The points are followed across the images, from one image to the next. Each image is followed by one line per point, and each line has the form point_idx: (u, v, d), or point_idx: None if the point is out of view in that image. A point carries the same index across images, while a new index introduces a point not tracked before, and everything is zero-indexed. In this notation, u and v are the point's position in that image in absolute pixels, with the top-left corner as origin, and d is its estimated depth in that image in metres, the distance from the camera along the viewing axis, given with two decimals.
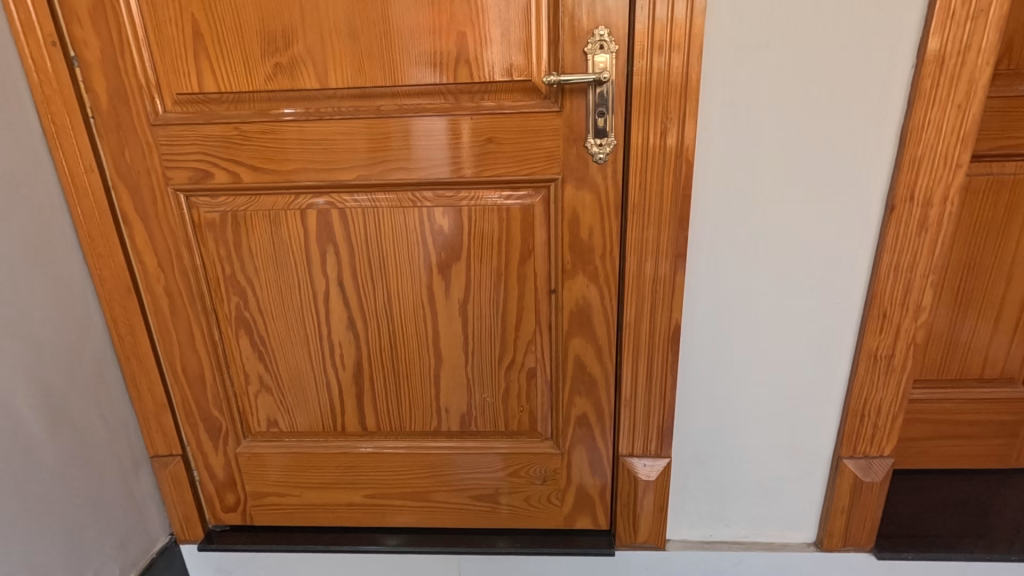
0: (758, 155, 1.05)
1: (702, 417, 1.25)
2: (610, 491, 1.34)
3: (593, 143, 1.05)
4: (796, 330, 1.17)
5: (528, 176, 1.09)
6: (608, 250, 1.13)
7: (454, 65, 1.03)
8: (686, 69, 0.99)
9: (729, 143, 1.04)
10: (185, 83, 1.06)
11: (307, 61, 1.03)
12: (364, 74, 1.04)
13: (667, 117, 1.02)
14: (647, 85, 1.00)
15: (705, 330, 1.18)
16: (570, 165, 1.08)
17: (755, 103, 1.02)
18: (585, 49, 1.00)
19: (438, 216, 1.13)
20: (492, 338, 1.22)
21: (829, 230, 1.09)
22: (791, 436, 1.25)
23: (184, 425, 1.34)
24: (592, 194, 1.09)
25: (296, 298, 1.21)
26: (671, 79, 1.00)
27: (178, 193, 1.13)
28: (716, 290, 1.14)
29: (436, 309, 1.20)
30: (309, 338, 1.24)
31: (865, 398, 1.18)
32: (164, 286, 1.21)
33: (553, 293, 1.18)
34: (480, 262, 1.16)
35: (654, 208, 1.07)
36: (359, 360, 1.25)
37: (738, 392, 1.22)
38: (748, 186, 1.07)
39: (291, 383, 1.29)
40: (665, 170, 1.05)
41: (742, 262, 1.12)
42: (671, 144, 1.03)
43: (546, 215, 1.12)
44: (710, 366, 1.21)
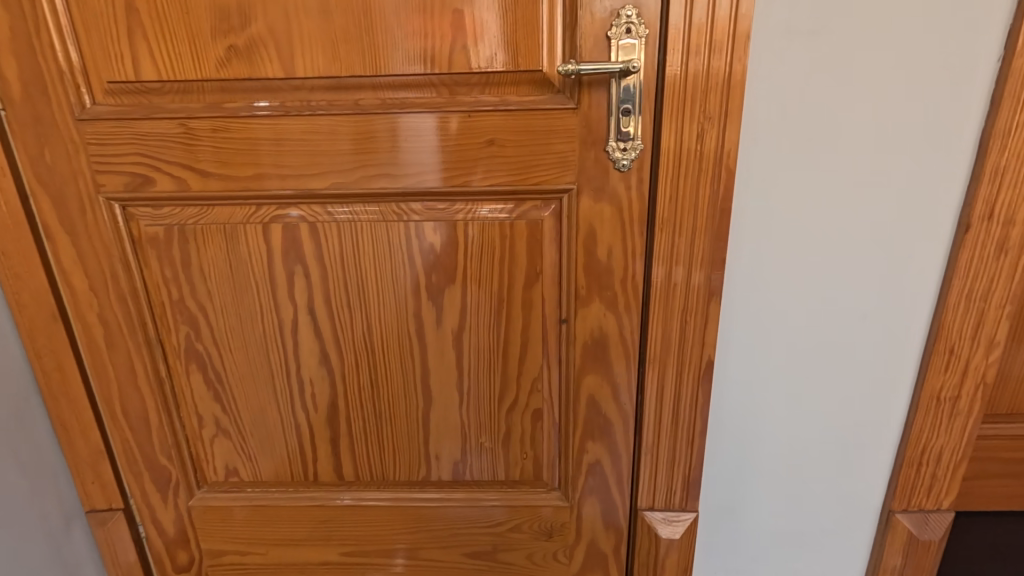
0: (812, 162, 0.89)
1: (734, 464, 1.08)
2: (625, 547, 1.16)
3: (614, 147, 0.88)
4: (846, 366, 1.00)
5: (537, 185, 0.91)
6: (630, 273, 0.95)
7: (448, 51, 0.85)
8: (730, 59, 0.82)
9: (777, 147, 0.88)
10: (118, 69, 0.87)
11: (268, 43, 0.85)
12: (338, 61, 0.86)
13: (706, 117, 0.85)
14: (683, 78, 0.83)
15: (740, 364, 1.01)
16: (587, 173, 0.90)
17: (811, 101, 0.86)
18: (609, 33, 0.83)
19: (428, 232, 0.95)
20: (491, 375, 1.03)
21: (890, 251, 0.93)
22: (836, 486, 1.08)
23: (126, 475, 1.13)
24: (612, 207, 0.91)
25: (257, 327, 1.02)
26: (712, 71, 0.82)
27: (112, 202, 0.94)
28: (756, 319, 0.98)
29: (425, 341, 1.01)
30: (273, 374, 1.05)
31: (924, 444, 1.02)
32: (98, 312, 1.01)
33: (564, 322, 0.99)
34: (478, 286, 0.97)
35: (687, 226, 0.90)
36: (334, 399, 1.06)
37: (776, 436, 1.06)
38: (798, 200, 0.91)
39: (252, 426, 1.09)
40: (701, 180, 0.88)
41: (787, 287, 0.96)
42: (710, 150, 0.86)
43: (557, 232, 0.94)
44: (744, 407, 1.04)
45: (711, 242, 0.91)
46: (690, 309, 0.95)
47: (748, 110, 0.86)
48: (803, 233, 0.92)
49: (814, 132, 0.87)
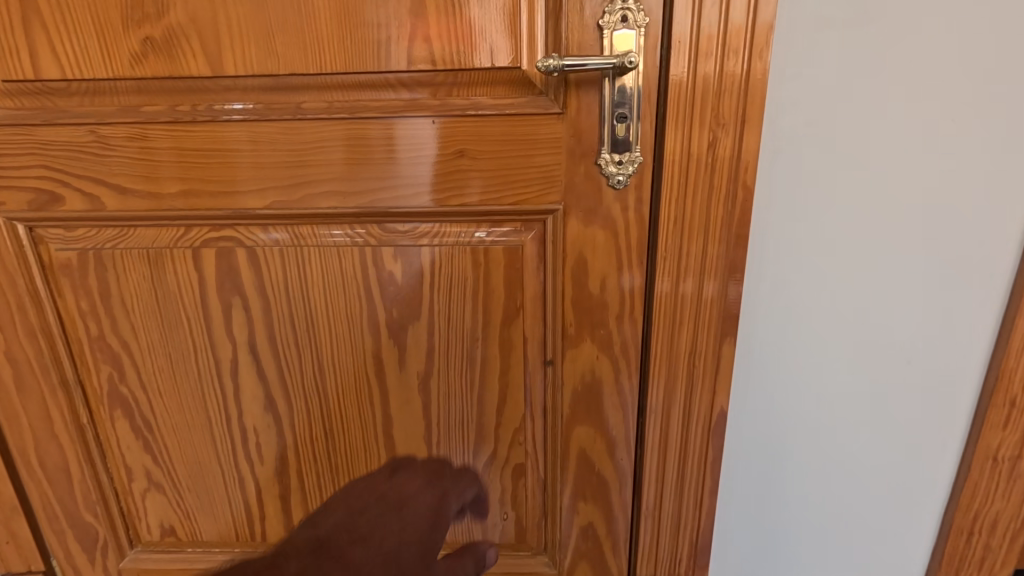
0: (843, 178, 0.75)
1: (749, 526, 0.92)
2: None
3: (608, 160, 0.72)
4: (882, 418, 0.85)
5: (515, 206, 0.76)
6: (627, 309, 0.80)
7: (406, 43, 0.70)
8: (750, 52, 0.67)
9: (801, 161, 0.75)
10: (13, 66, 0.72)
11: (190, 35, 0.70)
12: (273, 55, 0.71)
13: (719, 123, 0.69)
14: (691, 76, 0.68)
15: (758, 412, 0.87)
16: (575, 191, 0.74)
17: (841, 106, 0.73)
18: (601, 21, 0.68)
19: (387, 259, 0.80)
20: (465, 424, 0.88)
21: (937, 284, 0.78)
22: (869, 554, 0.92)
23: (46, 532, 0.98)
24: (605, 232, 0.76)
25: (191, 368, 0.87)
26: (727, 68, 0.67)
27: (16, 222, 0.80)
28: (774, 361, 0.84)
29: (386, 386, 0.87)
30: (211, 421, 0.90)
31: (976, 511, 0.85)
32: (6, 350, 0.86)
33: (550, 365, 0.84)
34: (448, 323, 0.82)
35: (694, 253, 0.75)
36: (282, 450, 0.91)
37: (798, 496, 0.90)
38: (826, 222, 0.77)
39: (189, 480, 0.94)
40: (713, 200, 0.73)
41: (812, 325, 0.82)
42: (724, 164, 0.71)
43: (540, 260, 0.79)
44: (760, 461, 0.89)
45: (724, 272, 0.76)
46: (699, 351, 0.80)
47: (768, 118, 0.73)
48: (831, 262, 0.79)
49: (846, 143, 0.74)
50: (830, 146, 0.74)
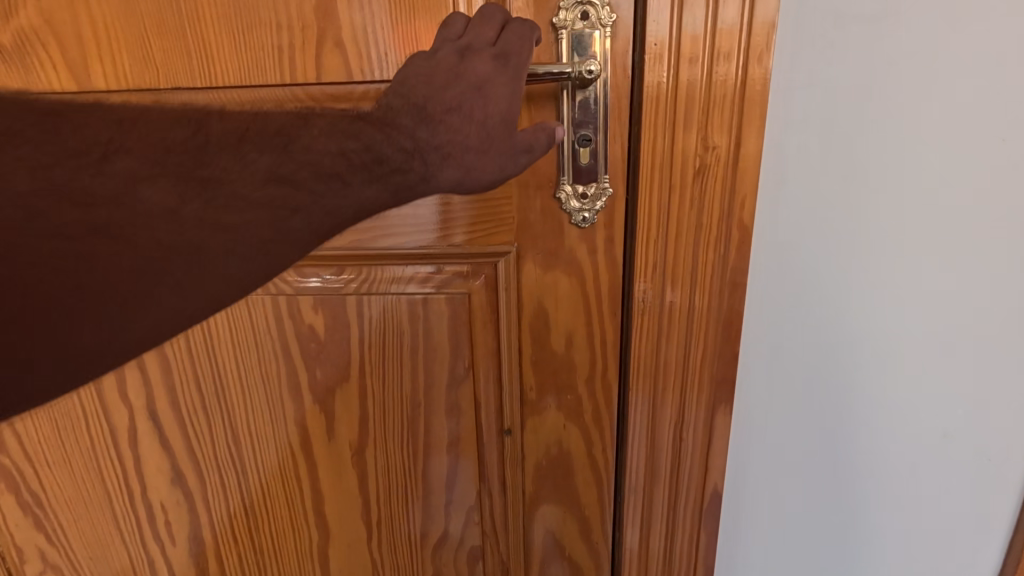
0: (864, 216, 0.58)
1: None
2: None
3: (569, 192, 0.58)
4: (909, 509, 0.68)
5: (459, 246, 0.62)
6: (600, 370, 0.66)
7: (314, 49, 0.55)
8: (745, 54, 0.51)
9: (810, 193, 0.58)
10: None
11: (50, 41, 0.57)
12: (150, 65, 0.57)
13: (709, 145, 0.54)
14: (671, 86, 0.53)
15: (758, 491, 0.71)
16: (531, 229, 0.61)
17: (864, 123, 0.55)
18: (556, 19, 0.53)
19: (307, 310, 0.66)
20: (408, 502, 0.74)
21: (986, 353, 0.60)
22: None
23: None
24: (569, 278, 0.62)
25: (82, 437, 0.73)
26: (718, 75, 0.52)
27: None
28: (775, 436, 0.68)
29: (313, 457, 0.72)
30: (110, 497, 0.76)
31: None
32: None
33: (508, 435, 0.70)
34: (383, 385, 0.68)
35: (680, 307, 0.60)
36: (197, 529, 0.78)
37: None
38: (841, 270, 0.60)
39: (92, 563, 0.80)
40: (703, 242, 0.57)
41: (822, 394, 0.65)
42: (716, 197, 0.55)
43: (491, 312, 0.64)
44: (760, 548, 0.73)
45: (717, 330, 0.61)
46: (688, 423, 0.65)
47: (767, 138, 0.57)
48: (846, 320, 0.62)
49: (869, 171, 0.56)
50: (848, 174, 0.57)
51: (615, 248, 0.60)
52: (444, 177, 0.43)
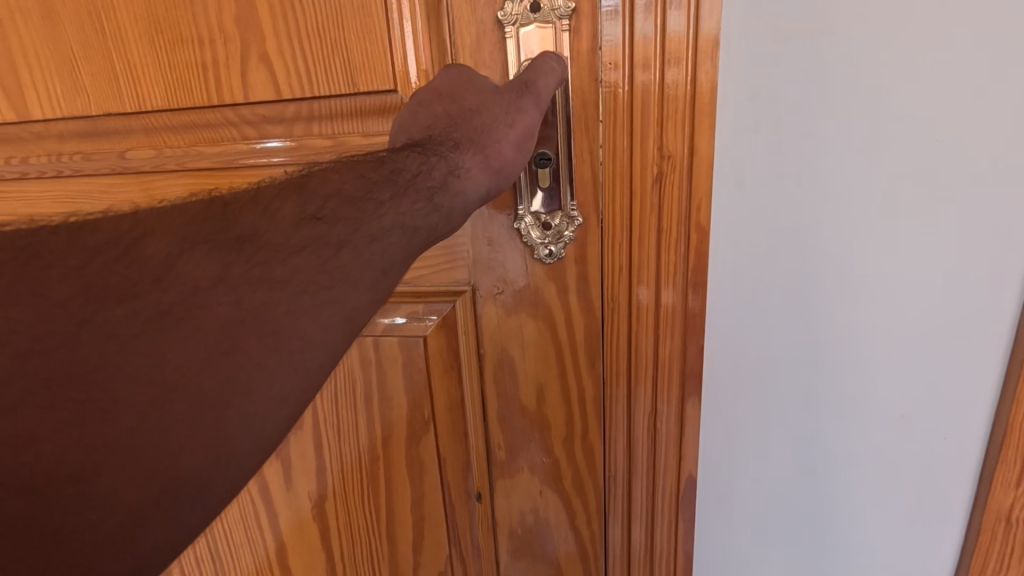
0: (814, 179, 0.46)
1: None
2: None
3: (527, 221, 0.48)
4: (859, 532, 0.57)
5: (409, 284, 0.54)
6: (580, 431, 0.55)
7: (240, 64, 0.49)
8: (695, 51, 0.42)
9: (754, 158, 0.46)
10: None
11: None
12: (83, 92, 0.53)
13: (664, 153, 0.44)
14: (625, 89, 0.43)
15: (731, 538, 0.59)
16: (489, 264, 0.51)
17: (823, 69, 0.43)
18: (500, 14, 0.44)
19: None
20: (374, 558, 0.67)
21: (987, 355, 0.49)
22: None
23: None
24: (537, 323, 0.52)
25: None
26: (668, 76, 0.42)
27: None
28: (745, 474, 0.56)
29: (271, 507, 0.66)
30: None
31: None
32: None
33: (478, 497, 0.61)
34: (339, 435, 0.61)
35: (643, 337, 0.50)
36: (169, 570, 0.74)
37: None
38: (787, 247, 0.48)
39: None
40: (666, 265, 0.47)
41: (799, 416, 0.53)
42: (673, 215, 0.45)
43: (450, 362, 0.55)
44: None
45: (682, 355, 0.49)
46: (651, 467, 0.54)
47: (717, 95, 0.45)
48: (802, 306, 0.50)
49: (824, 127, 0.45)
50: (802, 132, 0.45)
51: (589, 287, 0.50)
52: (479, 179, 0.39)
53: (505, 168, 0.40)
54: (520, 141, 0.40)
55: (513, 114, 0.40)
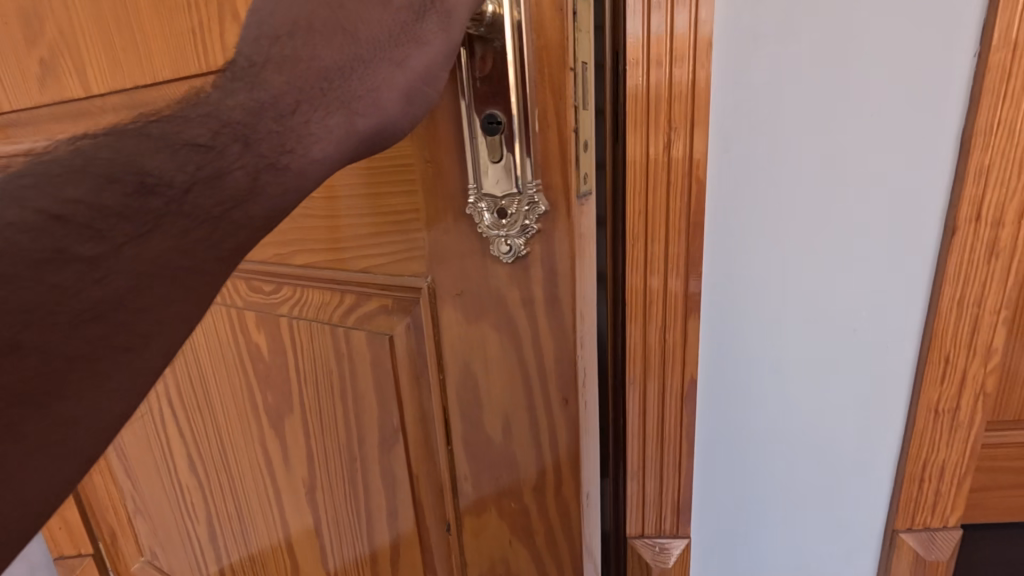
0: (791, 136, 0.62)
1: (722, 534, 0.77)
2: None
3: (479, 208, 0.37)
4: (815, 410, 0.71)
5: (371, 275, 0.47)
6: (552, 483, 0.43)
7: (219, 28, 0.47)
8: (688, 51, 0.57)
9: (747, 122, 0.62)
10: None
11: (63, 51, 0.59)
12: (119, 66, 0.55)
13: (672, 126, 0.58)
14: (641, 73, 0.57)
15: (711, 407, 0.72)
16: (448, 256, 0.41)
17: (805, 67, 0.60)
18: None
19: (253, 327, 0.59)
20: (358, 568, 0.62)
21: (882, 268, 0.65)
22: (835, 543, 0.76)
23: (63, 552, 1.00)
24: (502, 336, 0.41)
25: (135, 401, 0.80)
26: (666, 71, 0.57)
27: None
28: (720, 352, 0.70)
29: (278, 482, 0.66)
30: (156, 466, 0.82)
31: (923, 494, 0.72)
32: None
33: (449, 531, 0.51)
34: (323, 426, 0.57)
35: (657, 254, 0.63)
36: (210, 523, 0.78)
37: (733, 510, 0.76)
38: (772, 185, 0.63)
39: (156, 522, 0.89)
40: (672, 220, 0.62)
41: (756, 307, 0.68)
42: (678, 173, 0.60)
43: (417, 368, 0.47)
44: (716, 463, 0.74)
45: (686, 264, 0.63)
46: (654, 358, 0.67)
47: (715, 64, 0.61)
48: (748, 213, 0.65)
49: (798, 100, 0.61)
50: (780, 105, 0.61)
51: (564, 292, 0.38)
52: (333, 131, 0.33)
53: (382, 124, 0.33)
54: (408, 90, 0.33)
55: (398, 54, 0.32)
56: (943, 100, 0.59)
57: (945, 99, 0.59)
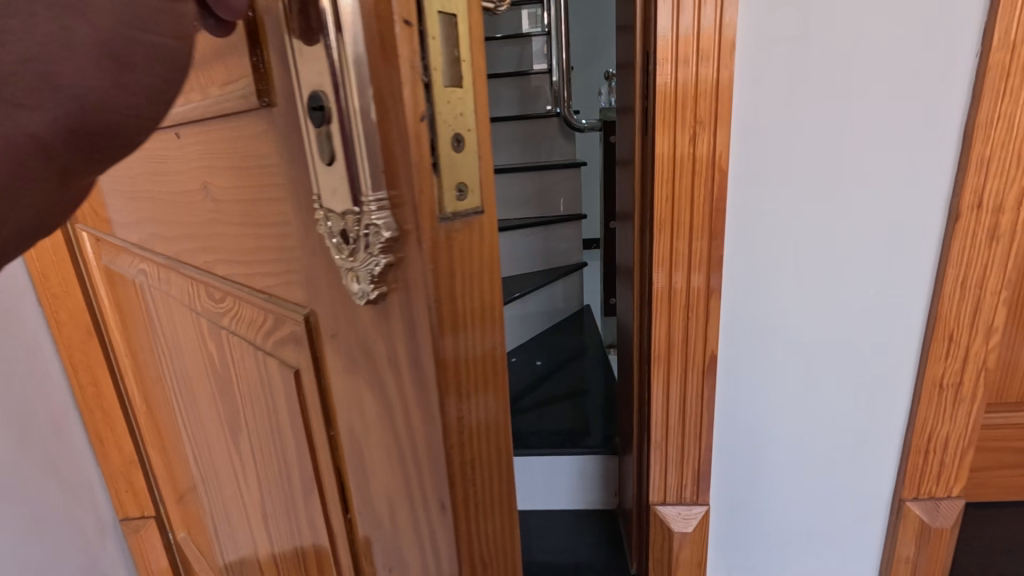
0: (805, 125, 0.64)
1: (735, 506, 0.80)
2: (641, 529, 0.88)
3: (325, 223, 0.26)
4: (831, 386, 0.73)
5: (277, 293, 0.34)
6: None
7: None
8: (698, 54, 0.61)
9: (765, 113, 0.64)
10: None
11: None
12: None
13: (697, 121, 0.63)
14: (668, 69, 0.62)
15: (728, 386, 0.74)
16: (319, 287, 0.30)
17: (823, 59, 0.62)
18: None
19: (208, 337, 0.45)
20: None
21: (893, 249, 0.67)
22: (845, 510, 0.79)
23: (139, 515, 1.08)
24: (381, 407, 0.28)
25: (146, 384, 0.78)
26: (686, 71, 0.61)
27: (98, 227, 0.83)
28: (741, 332, 0.71)
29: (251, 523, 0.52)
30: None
31: (928, 464, 0.75)
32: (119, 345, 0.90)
33: None
34: (268, 469, 0.44)
35: (681, 252, 0.68)
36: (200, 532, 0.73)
37: (748, 480, 0.79)
38: (788, 173, 0.65)
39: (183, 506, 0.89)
40: (695, 210, 0.66)
41: (775, 290, 0.69)
42: (702, 166, 0.64)
43: (325, 425, 0.34)
44: (733, 439, 0.77)
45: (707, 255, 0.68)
46: (678, 353, 0.72)
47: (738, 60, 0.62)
48: (765, 198, 0.66)
49: (813, 89, 0.62)
50: (796, 95, 0.63)
51: (424, 356, 0.24)
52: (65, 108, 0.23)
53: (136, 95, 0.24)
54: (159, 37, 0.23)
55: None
56: (948, 87, 0.62)
57: (949, 87, 0.62)
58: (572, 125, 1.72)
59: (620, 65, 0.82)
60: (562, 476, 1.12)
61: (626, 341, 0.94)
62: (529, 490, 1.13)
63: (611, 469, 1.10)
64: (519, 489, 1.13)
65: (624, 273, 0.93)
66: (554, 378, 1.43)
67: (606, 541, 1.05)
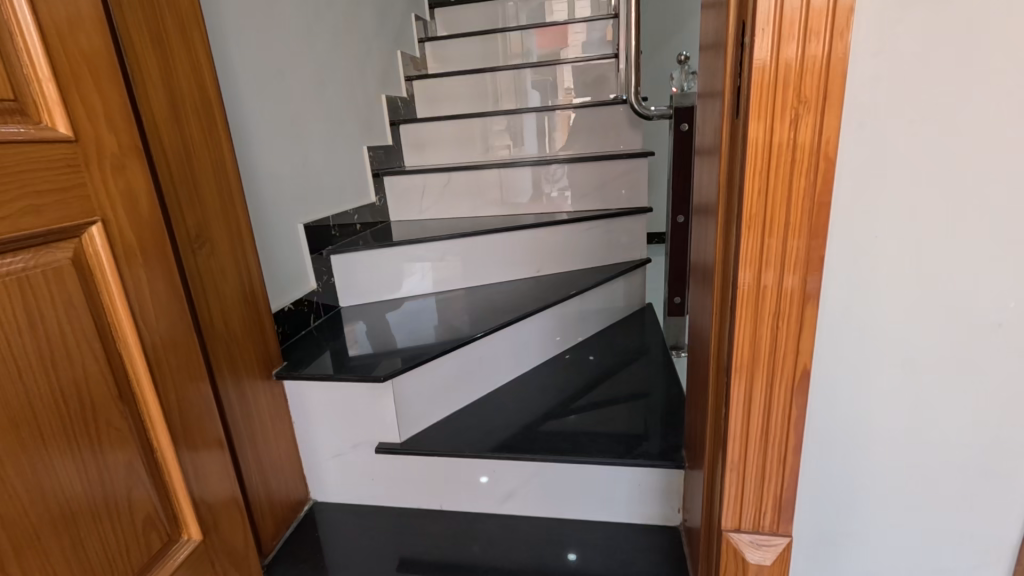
0: (937, 109, 0.53)
1: (819, 535, 0.71)
2: (709, 552, 0.81)
3: None
4: (948, 412, 0.62)
5: None
6: None
7: None
8: (805, 29, 0.52)
9: (888, 95, 0.54)
10: (143, 66, 0.75)
11: None
12: None
13: (800, 102, 0.54)
14: (769, 41, 0.53)
15: (820, 408, 0.65)
16: None
17: (963, 28, 0.51)
18: None
19: None
20: None
21: None
22: (960, 551, 0.68)
23: (300, 467, 1.15)
24: None
25: (143, 368, 0.71)
26: (785, 49, 0.53)
27: (203, 194, 0.86)
28: (841, 346, 0.62)
29: None
30: (144, 440, 0.72)
31: None
32: (235, 307, 0.93)
33: None
34: None
35: (774, 249, 0.59)
36: (86, 506, 0.64)
37: (837, 509, 0.69)
38: (909, 165, 0.55)
39: (210, 495, 0.84)
40: (792, 203, 0.57)
41: (883, 299, 0.60)
42: (803, 151, 0.55)
43: None
44: (822, 465, 0.68)
45: (807, 256, 0.58)
46: (764, 367, 0.63)
47: (856, 38, 0.53)
48: (882, 195, 0.57)
49: (949, 60, 0.52)
50: (927, 75, 0.53)
51: None
52: None
53: None
54: None
55: None
56: None
57: None
58: (641, 113, 1.62)
59: (708, 44, 0.73)
60: (622, 487, 1.05)
61: (700, 347, 0.86)
62: (587, 498, 1.07)
63: (675, 483, 1.02)
64: (572, 494, 1.07)
65: (701, 275, 0.84)
66: (616, 379, 1.35)
67: (670, 560, 0.98)
